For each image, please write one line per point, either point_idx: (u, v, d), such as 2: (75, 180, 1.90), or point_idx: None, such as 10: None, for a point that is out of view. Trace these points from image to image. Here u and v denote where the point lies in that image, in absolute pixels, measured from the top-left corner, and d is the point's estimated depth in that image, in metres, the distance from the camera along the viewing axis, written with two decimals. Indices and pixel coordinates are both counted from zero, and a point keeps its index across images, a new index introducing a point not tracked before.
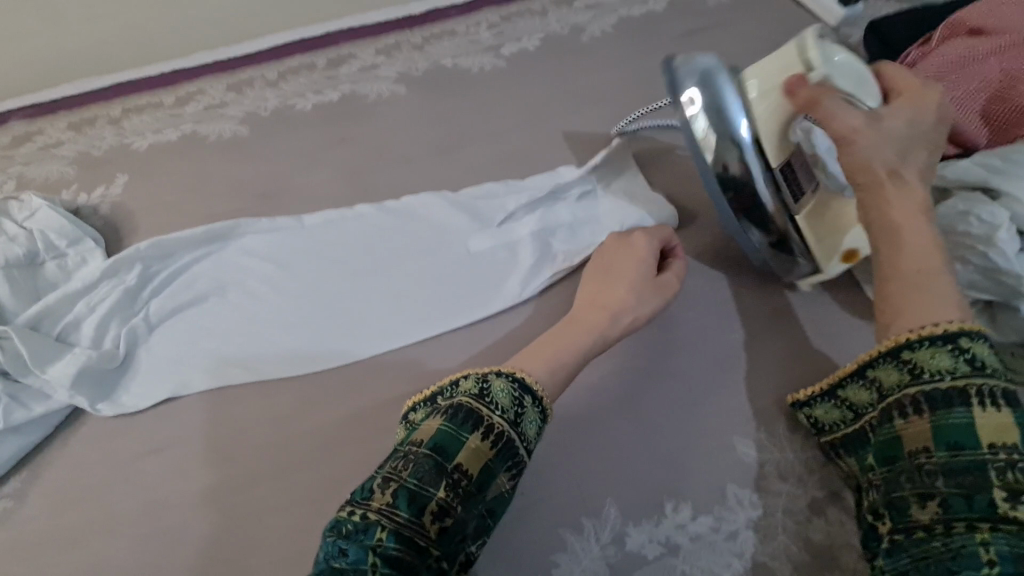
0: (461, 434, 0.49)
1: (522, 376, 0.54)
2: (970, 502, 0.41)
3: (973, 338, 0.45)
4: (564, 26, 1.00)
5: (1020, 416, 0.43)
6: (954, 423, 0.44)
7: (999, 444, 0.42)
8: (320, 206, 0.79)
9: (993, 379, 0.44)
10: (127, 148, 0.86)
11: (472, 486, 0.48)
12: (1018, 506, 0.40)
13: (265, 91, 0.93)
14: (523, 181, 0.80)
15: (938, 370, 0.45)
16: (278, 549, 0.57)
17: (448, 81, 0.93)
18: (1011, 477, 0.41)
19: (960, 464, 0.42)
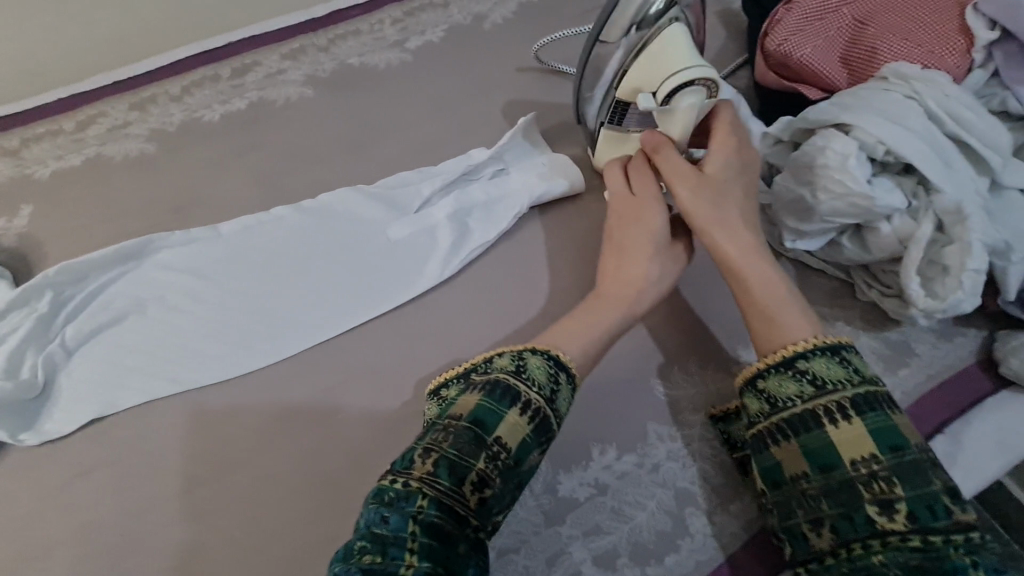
0: (500, 408, 0.51)
1: (556, 355, 0.57)
2: (853, 522, 0.47)
3: (809, 359, 0.53)
4: (466, 15, 1.03)
5: (868, 421, 0.49)
6: (820, 443, 0.50)
7: (861, 458, 0.48)
8: (236, 213, 0.79)
9: (841, 390, 0.51)
10: (30, 178, 0.84)
11: (508, 458, 0.50)
12: (892, 517, 0.46)
13: (170, 107, 0.92)
14: (436, 167, 0.82)
15: (789, 397, 0.52)
16: (225, 549, 0.58)
17: (356, 79, 0.94)
18: (876, 486, 0.47)
19: (836, 484, 0.48)
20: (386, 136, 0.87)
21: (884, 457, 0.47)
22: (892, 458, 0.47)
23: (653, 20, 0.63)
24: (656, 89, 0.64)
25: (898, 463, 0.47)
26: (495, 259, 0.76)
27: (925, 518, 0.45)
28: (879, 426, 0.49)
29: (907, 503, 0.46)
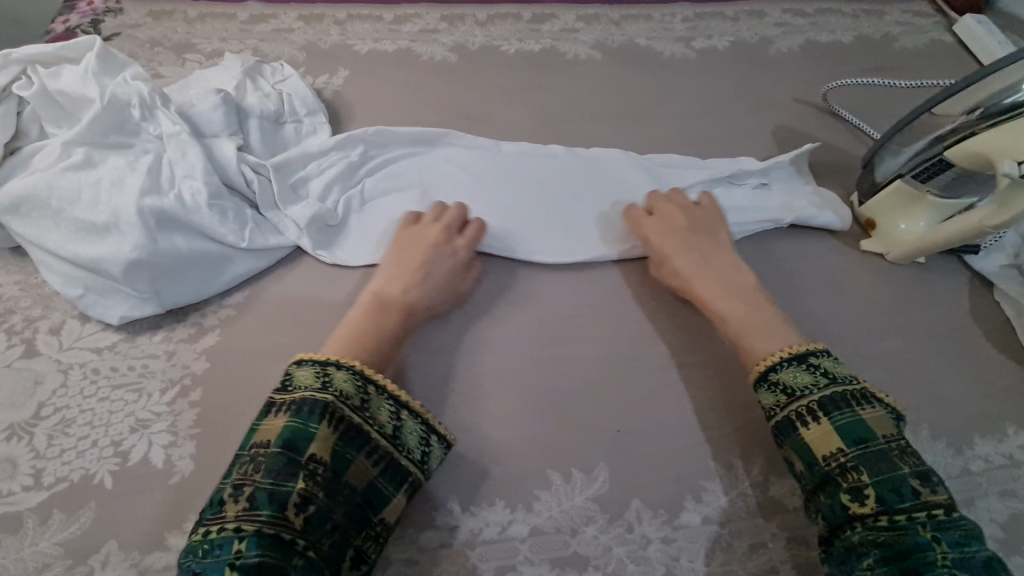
0: (310, 426, 0.49)
1: (387, 384, 0.54)
2: (834, 509, 0.50)
3: (779, 369, 0.57)
4: (754, 35, 1.06)
5: (837, 418, 0.53)
6: (798, 444, 0.54)
7: (830, 453, 0.52)
8: (516, 136, 0.87)
9: (809, 395, 0.55)
10: (350, 49, 0.96)
11: (340, 474, 0.49)
12: (862, 501, 0.49)
13: (474, 29, 1.01)
14: (705, 161, 0.85)
15: (768, 407, 0.57)
16: (457, 411, 0.61)
17: (641, 58, 1.00)
18: (850, 477, 0.50)
19: (821, 477, 0.52)
20: (660, 116, 0.91)
21: (849, 450, 0.51)
22: (856, 451, 0.51)
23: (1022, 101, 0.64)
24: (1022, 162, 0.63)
25: (863, 454, 0.51)
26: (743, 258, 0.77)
27: (891, 500, 0.48)
28: (852, 419, 0.53)
29: (875, 489, 0.49)
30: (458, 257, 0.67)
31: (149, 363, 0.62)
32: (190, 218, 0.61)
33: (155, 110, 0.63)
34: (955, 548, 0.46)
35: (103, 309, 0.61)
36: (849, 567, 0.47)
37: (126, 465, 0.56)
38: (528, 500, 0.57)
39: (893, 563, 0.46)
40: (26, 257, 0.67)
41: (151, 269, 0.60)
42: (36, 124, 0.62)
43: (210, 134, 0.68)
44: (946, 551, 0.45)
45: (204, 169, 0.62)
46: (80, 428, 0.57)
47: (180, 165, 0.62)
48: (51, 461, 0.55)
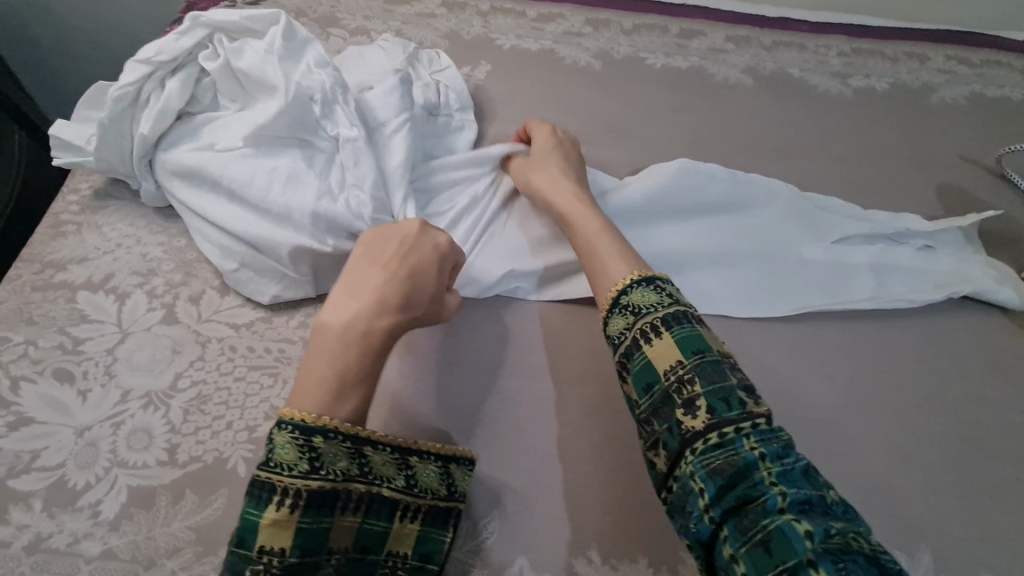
0: (254, 517, 0.43)
1: (336, 428, 0.46)
2: (672, 436, 0.45)
3: (630, 291, 0.53)
4: (915, 79, 0.98)
5: (673, 332, 0.48)
6: (638, 366, 0.49)
7: (669, 367, 0.47)
8: (661, 158, 0.82)
9: (651, 313, 0.50)
10: (493, 42, 0.92)
11: (310, 551, 0.44)
12: (694, 415, 0.44)
13: (619, 37, 0.96)
14: (865, 212, 0.77)
15: (615, 333, 0.52)
16: (600, 449, 0.57)
17: (794, 90, 0.93)
18: (682, 394, 0.45)
19: (654, 402, 0.47)
20: (812, 155, 0.86)
21: (688, 362, 0.47)
22: (694, 362, 0.46)
23: None
24: None
25: (696, 366, 0.46)
26: (905, 325, 0.70)
27: (720, 411, 0.44)
28: (684, 334, 0.48)
29: (706, 400, 0.44)
30: (433, 241, 0.56)
31: (285, 347, 0.59)
32: (355, 223, 0.58)
33: (335, 106, 0.60)
34: (778, 461, 0.42)
35: (253, 289, 0.59)
36: (687, 509, 0.42)
37: (258, 454, 0.53)
38: (673, 563, 0.52)
39: (727, 492, 0.41)
40: (169, 219, 0.66)
41: (310, 259, 0.57)
42: (209, 92, 0.60)
43: (377, 121, 0.63)
44: (771, 467, 0.41)
45: (373, 180, 0.59)
46: (215, 407, 0.55)
47: (351, 158, 0.59)
48: (185, 438, 0.53)
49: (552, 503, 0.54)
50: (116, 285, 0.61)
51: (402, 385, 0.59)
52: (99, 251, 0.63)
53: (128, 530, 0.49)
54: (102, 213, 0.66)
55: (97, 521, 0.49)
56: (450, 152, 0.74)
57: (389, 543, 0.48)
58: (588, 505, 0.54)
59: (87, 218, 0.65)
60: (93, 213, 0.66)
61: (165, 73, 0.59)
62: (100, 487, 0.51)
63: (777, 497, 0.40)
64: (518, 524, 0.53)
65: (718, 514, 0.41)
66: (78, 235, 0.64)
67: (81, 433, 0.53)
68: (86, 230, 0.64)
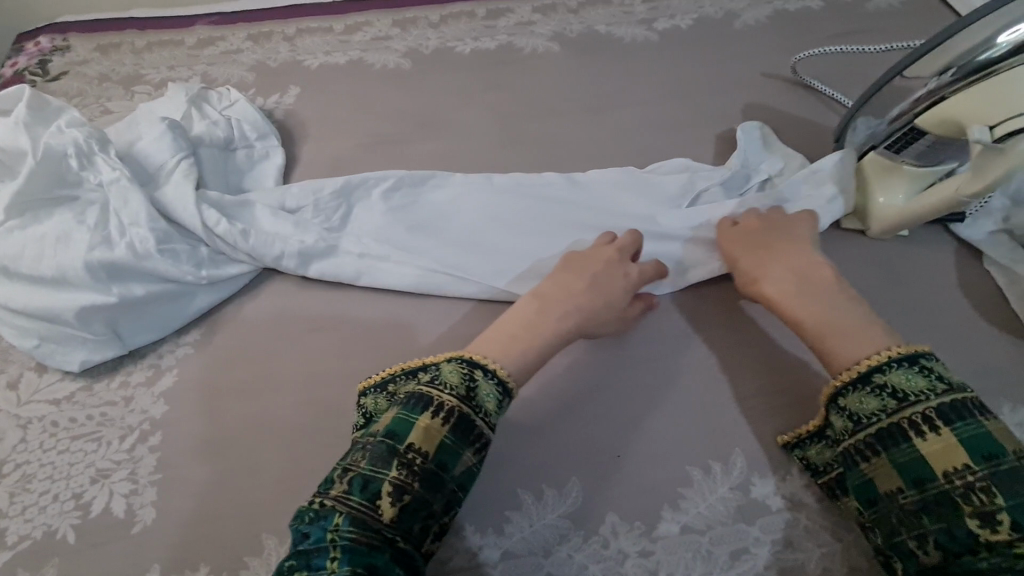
0: (414, 416, 0.50)
1: (493, 368, 0.54)
2: (952, 534, 0.45)
3: (887, 372, 0.51)
4: (718, 10, 1.01)
5: (961, 431, 0.47)
6: (907, 457, 0.48)
7: (953, 469, 0.46)
8: (475, 140, 0.85)
9: (925, 401, 0.49)
10: (300, 64, 0.93)
11: (444, 468, 0.49)
12: (996, 528, 0.43)
13: (427, 32, 0.98)
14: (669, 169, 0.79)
15: (870, 413, 0.51)
16: None
17: (602, 46, 0.96)
18: (974, 499, 0.45)
19: (931, 496, 0.47)
20: (623, 105, 0.89)
21: (980, 469, 0.45)
22: (987, 469, 0.45)
23: (984, 64, 0.59)
24: (995, 126, 0.60)
25: (992, 472, 0.45)
26: None
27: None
28: (971, 434, 0.47)
29: (1010, 514, 0.43)
30: (632, 276, 0.63)
31: (107, 411, 0.61)
32: (147, 263, 0.61)
33: (93, 157, 0.62)
34: None
35: (60, 357, 0.60)
36: None
37: (87, 518, 0.55)
38: (498, 523, 0.55)
39: None
40: None
41: (109, 306, 0.59)
42: None
43: (153, 167, 0.65)
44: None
45: (147, 215, 0.61)
46: (40, 484, 0.57)
47: (124, 214, 0.61)
48: (14, 519, 0.55)
49: None
50: None
51: (224, 419, 0.60)
52: None
53: None
54: None
55: None
56: (257, 179, 0.75)
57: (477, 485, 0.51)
58: None
59: None
60: None
61: None
62: None
63: None
64: None
65: None
66: None
67: None
68: None
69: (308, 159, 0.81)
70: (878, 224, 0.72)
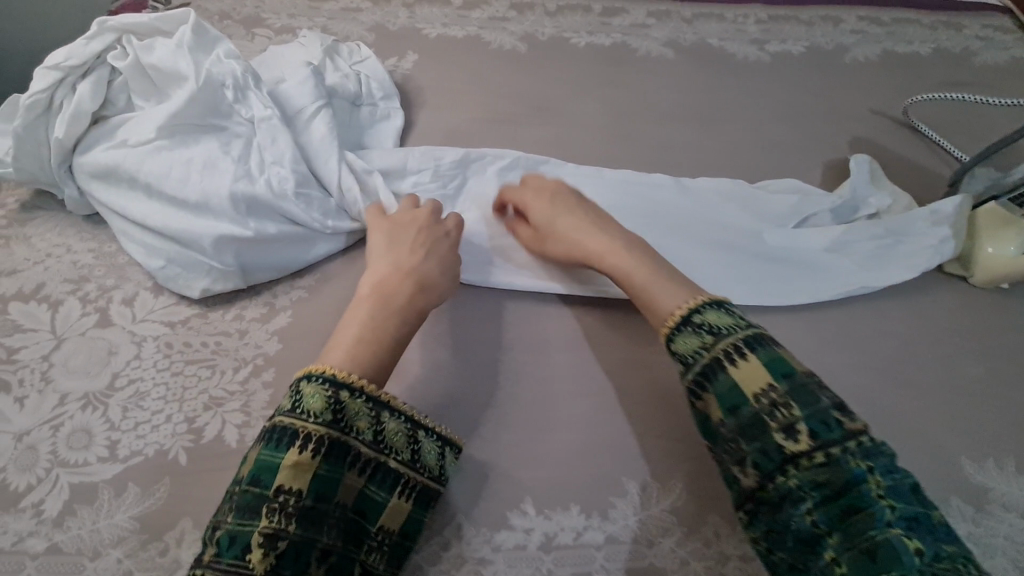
0: (277, 457, 0.47)
1: (360, 385, 0.50)
2: (768, 456, 0.47)
3: (703, 312, 0.54)
4: (829, 41, 1.02)
5: (760, 355, 0.51)
6: (723, 388, 0.50)
7: (760, 391, 0.49)
8: (587, 132, 0.85)
9: (732, 335, 0.52)
10: (419, 32, 0.94)
11: (322, 499, 0.47)
12: (797, 440, 0.47)
13: (544, 19, 0.99)
14: (787, 188, 0.80)
15: (692, 352, 0.53)
16: (536, 411, 0.60)
17: (715, 59, 0.97)
18: (778, 416, 0.48)
19: (743, 422, 0.49)
20: (733, 120, 0.90)
21: (780, 386, 0.49)
22: (786, 387, 0.49)
23: None
24: None
25: (792, 389, 0.49)
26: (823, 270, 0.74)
27: (823, 433, 0.47)
28: (768, 357, 0.51)
29: (806, 424, 0.47)
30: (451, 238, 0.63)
31: (222, 341, 0.61)
32: (281, 204, 0.61)
33: (247, 92, 0.63)
34: (886, 476, 0.45)
35: (183, 283, 0.61)
36: (793, 524, 0.45)
37: (199, 442, 0.55)
38: (604, 507, 0.55)
39: (830, 505, 0.44)
40: (99, 226, 0.67)
41: (241, 240, 0.59)
42: (124, 93, 0.61)
43: (294, 109, 0.65)
44: (880, 480, 0.45)
45: (292, 156, 0.62)
46: (154, 402, 0.57)
47: (268, 151, 0.61)
48: (126, 433, 0.55)
49: (489, 463, 0.57)
50: (48, 293, 0.62)
51: None
52: (29, 261, 0.64)
53: (72, 525, 0.50)
54: (31, 225, 0.66)
55: (42, 519, 0.51)
56: (378, 139, 0.76)
57: (382, 514, 0.50)
58: (523, 462, 0.57)
59: (14, 231, 0.66)
60: (20, 226, 0.66)
61: (76, 79, 0.60)
62: (42, 487, 0.52)
63: (885, 511, 0.43)
64: (455, 486, 0.56)
65: (822, 520, 0.44)
66: (7, 247, 0.64)
67: (21, 438, 0.54)
68: (15, 243, 0.65)
69: (426, 126, 0.82)
70: (984, 273, 0.73)
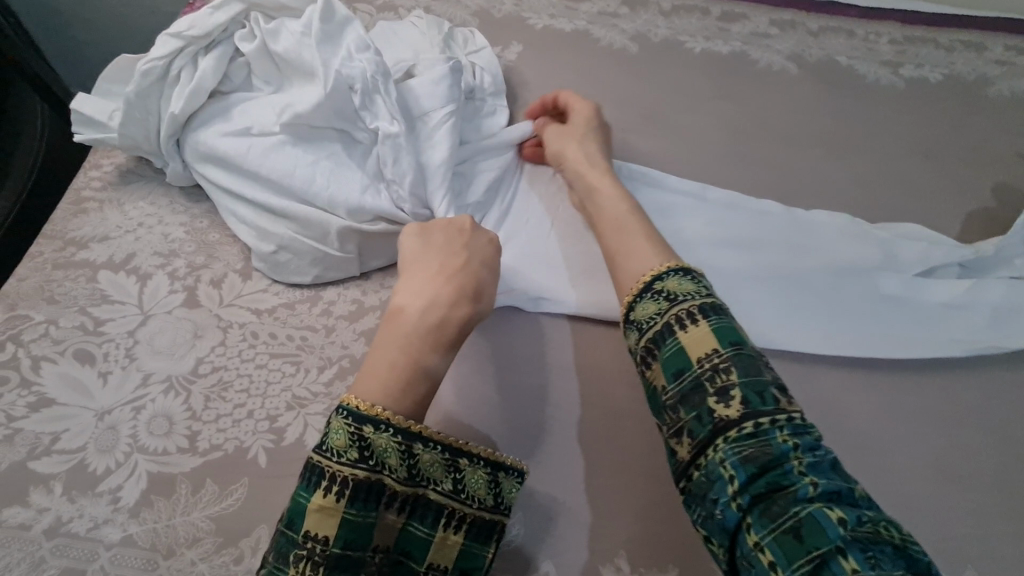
0: (302, 499, 0.43)
1: (387, 419, 0.44)
2: (700, 422, 0.41)
3: (663, 278, 0.48)
4: (971, 71, 0.92)
5: (713, 322, 0.44)
6: (669, 352, 0.44)
7: (704, 355, 0.43)
8: (698, 147, 0.79)
9: (692, 300, 0.46)
10: (524, 21, 0.88)
11: (355, 545, 0.43)
12: (729, 404, 0.41)
13: (657, 19, 0.92)
14: (916, 233, 0.71)
15: (646, 316, 0.47)
16: (635, 455, 0.55)
17: (841, 79, 0.89)
18: (717, 381, 0.42)
19: (684, 389, 0.43)
20: (858, 150, 0.81)
21: (725, 352, 0.43)
22: (732, 353, 0.43)
23: None
24: None
25: (737, 356, 0.43)
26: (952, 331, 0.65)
27: (756, 402, 0.40)
28: (722, 325, 0.44)
29: (742, 392, 0.41)
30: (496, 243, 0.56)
31: (308, 336, 0.58)
32: (398, 217, 0.58)
33: (375, 97, 0.58)
34: (810, 452, 0.39)
35: (295, 270, 0.58)
36: (712, 496, 0.39)
37: (279, 444, 0.52)
38: (705, 574, 0.50)
39: (756, 479, 0.38)
40: (193, 200, 0.64)
41: (360, 237, 0.57)
42: (243, 72, 0.59)
43: (420, 111, 0.60)
44: (803, 457, 0.39)
45: (413, 179, 0.57)
46: (235, 394, 0.54)
47: (388, 166, 0.57)
48: (206, 425, 0.52)
49: (580, 507, 0.52)
50: (137, 265, 0.59)
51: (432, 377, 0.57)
52: (120, 229, 0.61)
53: (148, 518, 0.48)
54: (124, 191, 0.64)
55: (118, 507, 0.48)
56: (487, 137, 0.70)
57: (429, 553, 0.46)
58: (618, 511, 0.52)
59: (109, 195, 0.64)
60: (115, 190, 0.64)
61: (197, 49, 0.57)
62: (119, 473, 0.50)
63: (808, 488, 0.37)
64: (544, 527, 0.51)
65: (746, 501, 0.38)
66: (100, 212, 0.62)
67: (101, 417, 0.52)
68: (107, 208, 0.63)
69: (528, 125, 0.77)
70: None
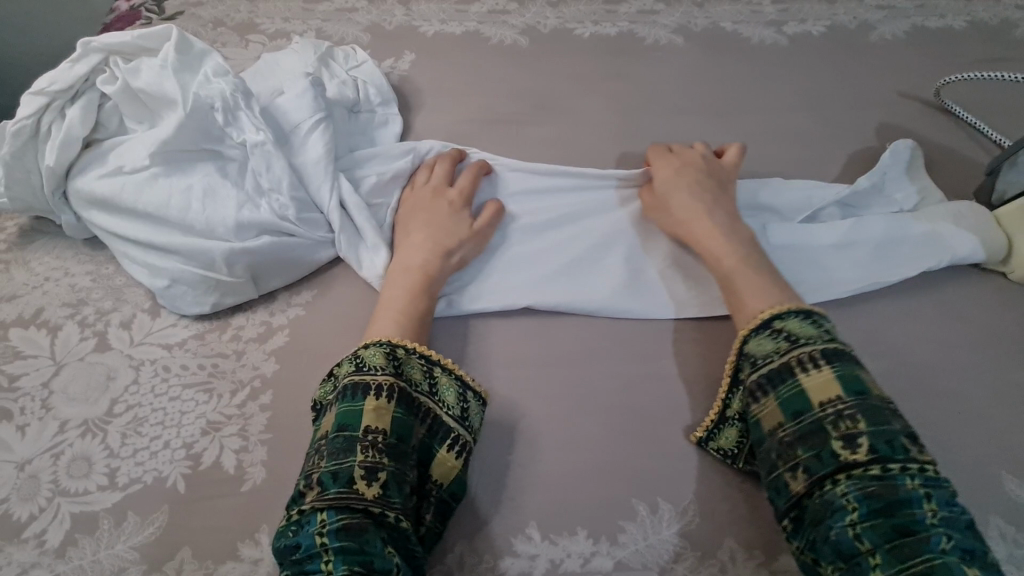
0: (357, 404, 0.50)
1: (414, 345, 0.54)
2: (821, 460, 0.48)
3: (784, 317, 0.55)
4: (852, 19, 0.95)
5: (835, 368, 0.51)
6: (790, 392, 0.51)
7: (828, 400, 0.49)
8: (591, 128, 0.81)
9: (813, 344, 0.52)
10: (415, 30, 0.91)
11: (403, 439, 0.49)
12: (855, 450, 0.47)
13: (546, 10, 0.95)
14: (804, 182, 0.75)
15: (765, 354, 0.54)
16: (540, 431, 0.57)
17: (727, 45, 0.92)
18: (842, 426, 0.48)
19: (804, 428, 0.49)
20: (746, 110, 0.84)
21: (849, 400, 0.49)
22: (856, 401, 0.49)
23: None
24: None
25: (863, 405, 0.49)
26: (844, 270, 0.68)
27: (883, 451, 0.47)
28: (846, 373, 0.51)
29: (869, 439, 0.47)
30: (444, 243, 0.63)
31: (218, 362, 0.60)
32: (282, 226, 0.61)
33: (238, 114, 0.61)
34: (943, 506, 0.45)
35: (193, 299, 0.61)
36: (830, 522, 0.46)
37: (197, 469, 0.54)
38: (613, 531, 0.53)
39: (878, 517, 0.44)
40: (98, 247, 0.66)
41: (245, 254, 0.60)
42: (116, 117, 0.61)
43: (291, 125, 0.64)
44: (935, 508, 0.44)
45: (290, 183, 0.61)
46: (152, 428, 0.56)
47: (264, 177, 0.61)
48: (125, 461, 0.54)
49: (490, 487, 0.55)
50: (46, 319, 0.61)
51: None
52: (28, 286, 0.63)
53: (74, 556, 0.50)
54: (31, 249, 0.66)
55: (44, 550, 0.51)
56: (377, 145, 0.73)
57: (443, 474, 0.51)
58: (527, 484, 0.55)
59: (15, 255, 0.66)
60: (21, 249, 0.66)
61: (64, 103, 0.59)
62: (44, 517, 0.52)
63: (940, 538, 0.43)
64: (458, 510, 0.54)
65: (865, 533, 0.44)
66: (8, 272, 0.64)
67: (21, 467, 0.54)
68: (14, 267, 0.65)
69: (424, 130, 0.79)
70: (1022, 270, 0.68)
